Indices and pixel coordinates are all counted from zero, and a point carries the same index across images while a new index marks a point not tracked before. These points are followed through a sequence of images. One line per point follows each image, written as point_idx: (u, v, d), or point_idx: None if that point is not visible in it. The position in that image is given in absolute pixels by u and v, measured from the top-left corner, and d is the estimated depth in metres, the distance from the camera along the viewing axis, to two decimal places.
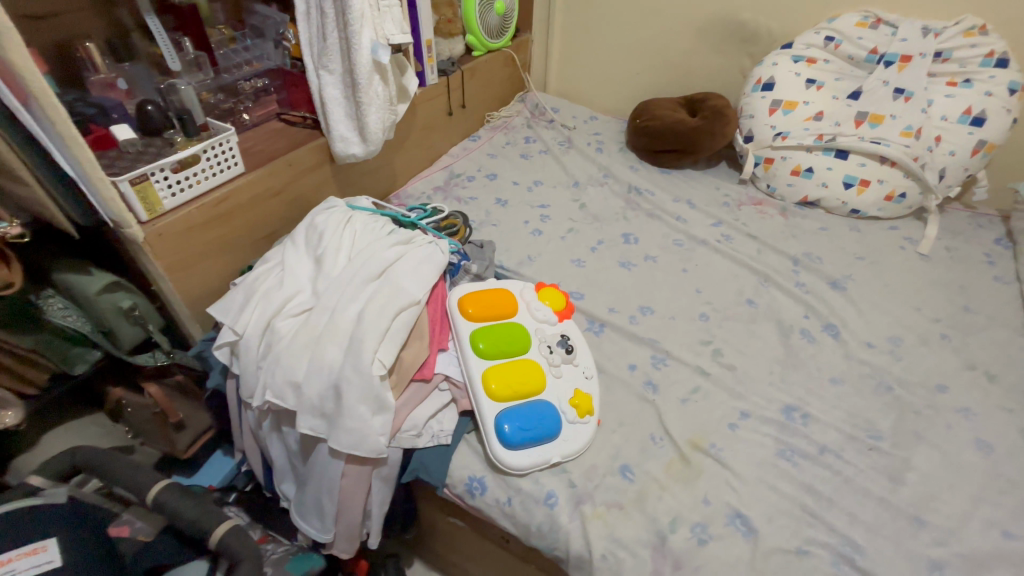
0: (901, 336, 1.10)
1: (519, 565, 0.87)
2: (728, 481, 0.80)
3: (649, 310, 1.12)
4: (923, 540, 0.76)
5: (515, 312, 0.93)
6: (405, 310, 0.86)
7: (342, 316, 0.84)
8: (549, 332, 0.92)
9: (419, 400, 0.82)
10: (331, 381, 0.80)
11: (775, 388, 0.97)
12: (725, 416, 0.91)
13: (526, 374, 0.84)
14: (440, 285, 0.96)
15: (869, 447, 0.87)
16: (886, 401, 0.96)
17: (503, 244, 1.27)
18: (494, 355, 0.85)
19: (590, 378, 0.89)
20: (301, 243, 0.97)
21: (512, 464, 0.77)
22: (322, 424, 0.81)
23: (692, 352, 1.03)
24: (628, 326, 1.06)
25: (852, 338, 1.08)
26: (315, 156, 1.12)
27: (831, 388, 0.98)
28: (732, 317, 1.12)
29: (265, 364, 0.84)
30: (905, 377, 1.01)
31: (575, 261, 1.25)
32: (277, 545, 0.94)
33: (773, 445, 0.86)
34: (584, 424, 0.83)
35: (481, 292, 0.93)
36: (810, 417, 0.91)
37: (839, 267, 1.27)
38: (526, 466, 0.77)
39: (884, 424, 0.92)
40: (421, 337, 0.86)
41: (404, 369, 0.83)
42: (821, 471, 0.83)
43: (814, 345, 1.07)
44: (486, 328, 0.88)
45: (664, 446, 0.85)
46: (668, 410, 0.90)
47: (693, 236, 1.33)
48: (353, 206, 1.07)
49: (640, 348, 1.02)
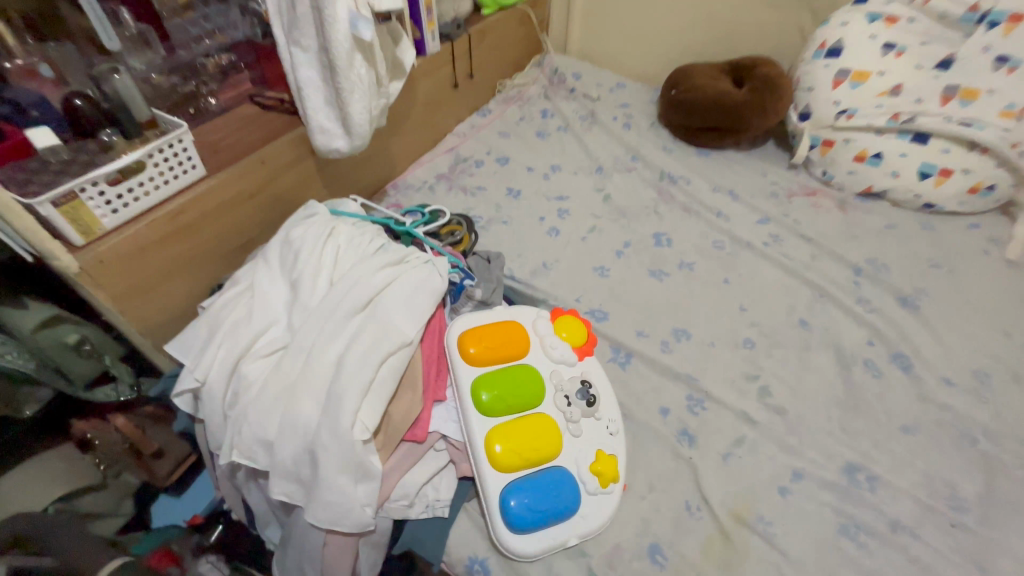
0: (986, 370, 0.92)
1: None
2: (779, 568, 0.67)
3: (684, 334, 0.96)
4: None
5: (527, 350, 0.78)
6: (394, 355, 0.72)
7: (319, 363, 0.71)
8: (567, 376, 0.77)
9: (411, 464, 0.70)
10: (306, 443, 0.68)
11: (835, 440, 0.81)
12: (776, 477, 0.76)
13: (537, 435, 0.70)
14: (438, 316, 0.80)
15: (951, 523, 0.73)
16: (971, 459, 0.80)
17: (515, 248, 1.11)
18: (500, 410, 0.71)
19: (615, 435, 0.75)
20: (274, 263, 0.82)
21: (519, 551, 0.64)
22: (298, 491, 0.69)
23: (735, 390, 0.87)
24: (659, 357, 0.90)
25: (927, 373, 0.91)
26: (293, 149, 0.95)
27: (902, 440, 0.82)
28: (784, 344, 0.95)
29: (231, 418, 0.71)
30: (993, 426, 0.84)
31: (598, 268, 1.08)
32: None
33: (834, 518, 0.72)
34: (608, 494, 0.70)
35: (486, 327, 0.78)
36: (878, 481, 0.77)
37: (910, 277, 1.08)
38: (536, 553, 0.65)
39: (968, 489, 0.77)
40: (413, 386, 0.73)
41: (391, 428, 0.69)
42: (893, 555, 0.69)
43: (881, 381, 0.90)
44: (491, 376, 0.74)
45: (702, 519, 0.71)
46: (707, 470, 0.76)
47: (736, 238, 1.14)
48: (337, 212, 0.92)
49: (673, 385, 0.87)
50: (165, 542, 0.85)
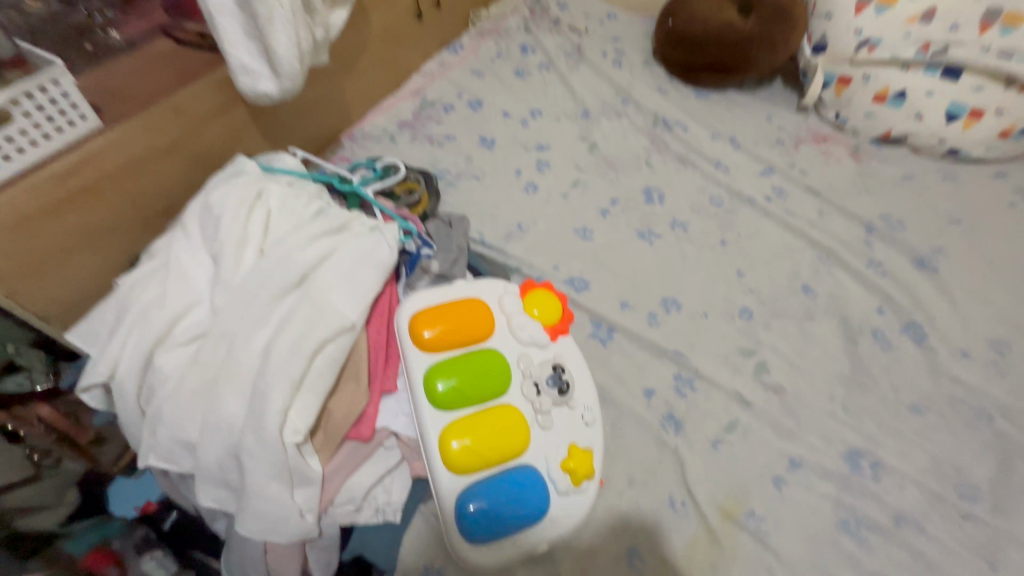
0: (1006, 340, 0.83)
1: None
2: (770, 570, 0.61)
3: (674, 304, 0.86)
4: None
5: (491, 331, 0.68)
6: (331, 341, 0.61)
7: (243, 354, 0.60)
8: (537, 360, 0.68)
9: (356, 466, 0.61)
10: (232, 446, 0.58)
11: (838, 422, 0.73)
12: (771, 466, 0.69)
13: (500, 431, 0.61)
14: (388, 293, 0.69)
15: (961, 515, 0.66)
16: (986, 440, 0.73)
17: (487, 208, 0.98)
18: (458, 403, 0.62)
19: (591, 426, 0.66)
20: (194, 233, 0.70)
21: (478, 562, 0.57)
22: (229, 497, 0.60)
23: (728, 369, 0.78)
24: (645, 332, 0.81)
25: (942, 345, 0.82)
26: (215, 94, 0.80)
27: (911, 420, 0.74)
28: (785, 314, 0.85)
29: (146, 417, 0.62)
30: (1011, 403, 0.76)
31: (580, 230, 0.95)
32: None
33: (832, 511, 0.65)
34: (580, 493, 0.62)
35: (444, 306, 0.67)
36: (883, 468, 0.69)
37: (927, 236, 0.97)
38: (497, 563, 0.58)
39: (981, 475, 0.69)
40: (357, 376, 0.64)
41: (332, 426, 0.61)
42: (894, 552, 0.63)
43: (891, 354, 0.81)
44: (448, 363, 0.64)
45: (687, 517, 0.64)
46: (694, 460, 0.68)
47: (736, 192, 1.02)
48: (272, 168, 0.79)
49: (660, 364, 0.78)
50: (105, 538, 0.78)
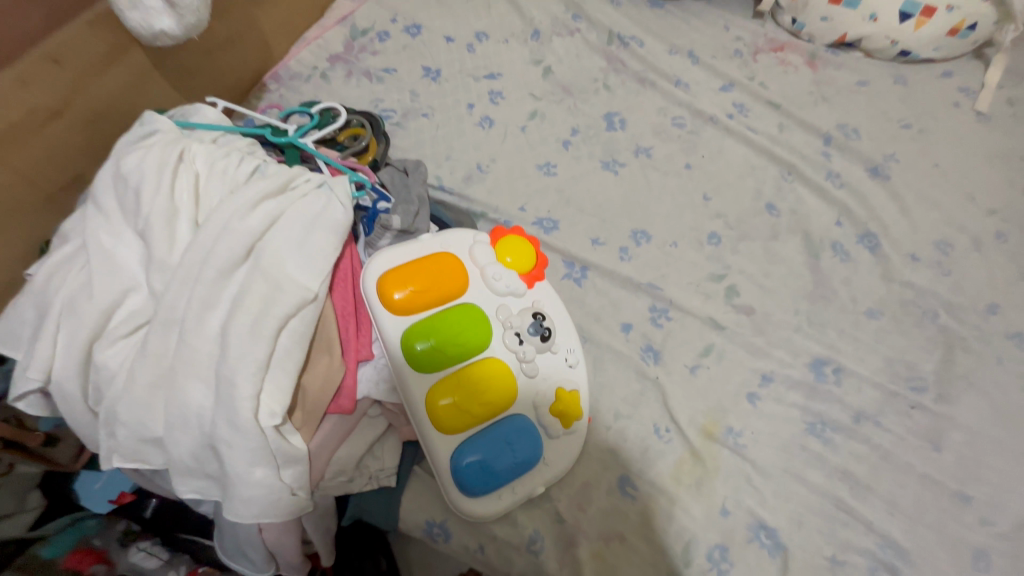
0: (949, 240, 0.88)
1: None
2: (749, 479, 0.65)
3: (644, 235, 0.85)
4: (965, 522, 0.64)
5: (466, 284, 0.65)
6: (294, 315, 0.57)
7: (197, 339, 0.54)
8: (515, 309, 0.66)
9: (342, 438, 0.59)
10: (204, 437, 0.54)
11: (802, 334, 0.77)
12: (744, 383, 0.72)
13: (487, 385, 0.60)
14: (348, 255, 0.64)
15: (911, 406, 0.72)
16: (931, 335, 0.79)
17: (441, 148, 0.90)
18: (440, 363, 0.60)
19: (575, 367, 0.66)
20: (110, 207, 0.61)
21: (479, 513, 0.58)
22: (212, 486, 0.57)
23: (700, 295, 0.79)
24: (617, 268, 0.80)
25: (893, 250, 0.86)
26: (100, 37, 0.66)
27: (867, 325, 0.79)
28: (750, 235, 0.86)
29: (100, 417, 0.56)
30: (952, 299, 0.82)
31: (543, 165, 0.91)
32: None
33: (801, 417, 0.70)
34: (571, 433, 0.63)
35: (412, 264, 0.63)
36: (844, 372, 0.74)
37: (880, 143, 0.98)
38: (498, 510, 0.59)
39: (927, 368, 0.76)
40: (328, 347, 0.59)
41: (310, 402, 0.57)
42: (856, 446, 0.68)
43: (848, 265, 0.84)
44: (425, 323, 0.61)
45: (671, 441, 0.67)
46: (674, 386, 0.71)
47: (698, 112, 0.99)
48: (189, 123, 0.69)
49: (635, 297, 0.78)
50: (85, 537, 0.74)
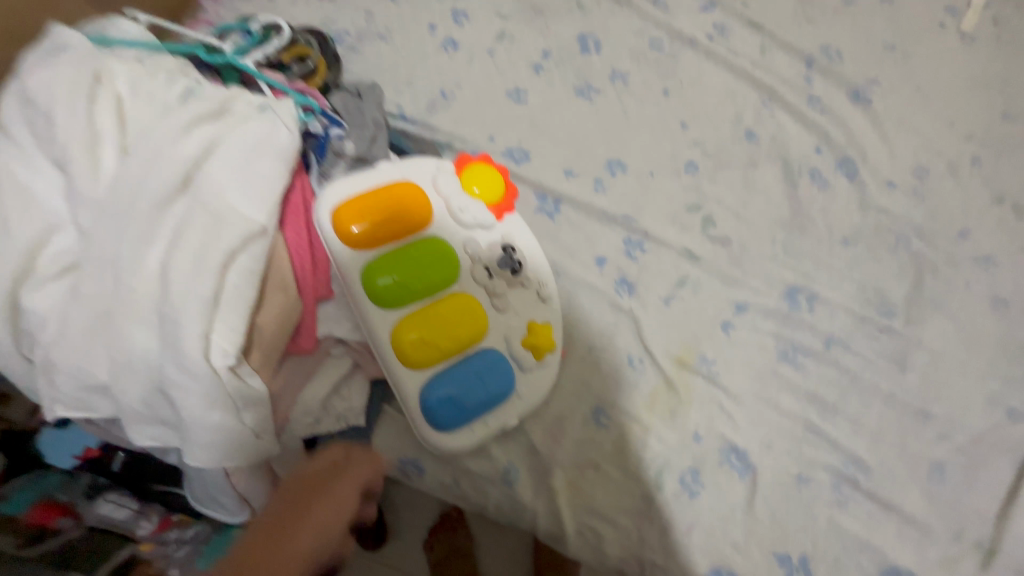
0: (926, 166, 0.87)
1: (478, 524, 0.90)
2: (721, 405, 0.65)
3: (619, 165, 0.81)
4: (926, 437, 0.66)
5: (430, 216, 0.61)
6: (242, 251, 0.52)
7: (134, 278, 0.50)
8: (484, 242, 0.62)
9: (306, 379, 0.58)
10: (154, 382, 0.51)
11: (777, 263, 0.76)
12: (719, 313, 0.71)
13: (456, 320, 0.58)
14: (299, 187, 0.59)
15: (880, 330, 0.72)
16: (903, 261, 0.78)
17: (402, 74, 0.83)
18: (405, 299, 0.57)
19: (548, 301, 0.63)
20: (22, 135, 0.54)
21: (452, 447, 0.57)
22: (170, 433, 0.54)
23: (676, 226, 0.77)
24: (592, 200, 0.76)
25: (870, 177, 0.84)
26: None
27: (841, 253, 0.78)
28: (728, 165, 0.83)
29: (36, 365, 0.52)
30: (926, 225, 0.81)
31: (513, 92, 0.84)
32: (181, 532, 0.73)
33: (774, 345, 0.70)
34: (544, 366, 0.62)
35: (371, 194, 0.58)
36: (817, 300, 0.74)
37: (863, 66, 0.94)
38: (471, 445, 0.58)
39: (897, 293, 0.76)
40: (283, 284, 0.55)
41: (266, 342, 0.53)
42: (825, 370, 0.69)
43: (826, 193, 0.83)
44: (387, 258, 0.57)
45: (645, 371, 0.66)
46: (649, 318, 0.70)
47: (677, 34, 0.92)
48: (108, 40, 0.60)
49: (610, 230, 0.75)
50: (46, 492, 0.72)
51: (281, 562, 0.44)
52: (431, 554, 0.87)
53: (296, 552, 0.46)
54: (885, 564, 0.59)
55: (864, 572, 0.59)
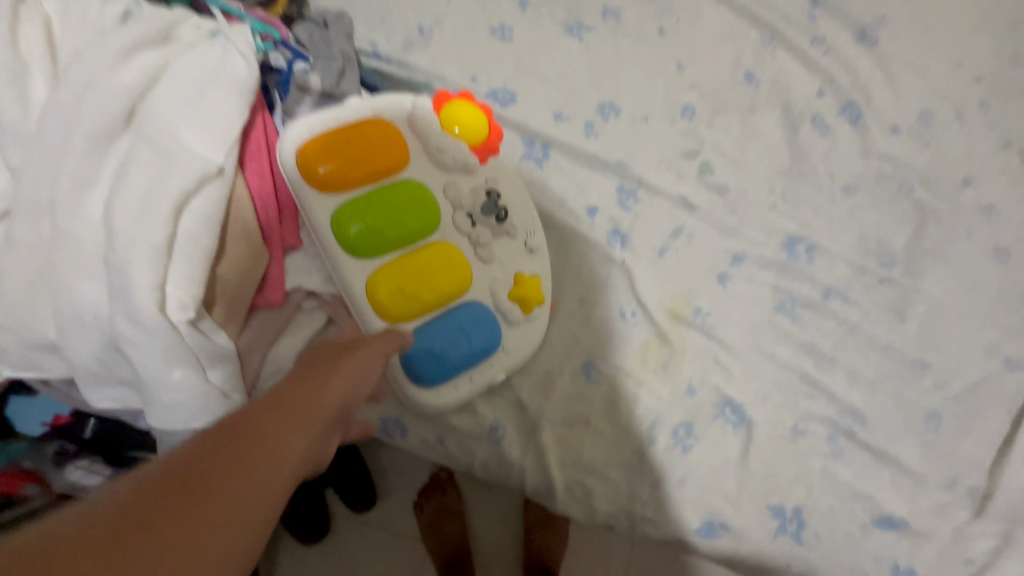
0: (932, 111, 0.82)
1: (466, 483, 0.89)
2: (715, 358, 0.63)
3: (612, 109, 0.75)
4: (923, 387, 0.64)
5: (407, 158, 0.56)
6: (197, 193, 0.47)
7: (75, 224, 0.45)
8: (466, 188, 0.58)
9: (277, 333, 0.54)
10: (106, 339, 0.47)
11: (776, 212, 0.73)
12: (715, 265, 0.68)
13: (438, 271, 0.54)
14: (260, 126, 0.53)
15: (879, 280, 0.70)
16: (905, 209, 0.75)
17: (375, 9, 0.76)
18: (380, 247, 0.53)
19: (536, 252, 0.60)
20: None
21: (435, 404, 0.55)
22: (130, 394, 0.50)
23: (671, 173, 0.73)
24: (582, 145, 0.71)
25: (874, 122, 0.80)
26: None
27: (842, 201, 0.75)
28: (727, 108, 0.78)
29: None
30: (930, 171, 0.78)
31: (497, 29, 0.78)
32: None
33: (771, 296, 0.67)
34: (532, 321, 0.59)
35: (340, 132, 0.53)
36: (816, 250, 0.71)
37: (870, 3, 0.88)
38: (455, 402, 0.55)
39: (898, 243, 0.73)
40: (245, 232, 0.50)
41: (230, 295, 0.49)
42: (823, 321, 0.67)
43: (828, 138, 0.78)
44: (360, 202, 0.53)
45: (638, 325, 0.63)
46: (642, 270, 0.66)
47: None
48: None
49: (602, 178, 0.71)
50: (11, 460, 0.62)
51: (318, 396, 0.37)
52: (421, 515, 0.85)
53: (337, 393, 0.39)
54: (878, 513, 0.58)
55: (856, 521, 0.58)
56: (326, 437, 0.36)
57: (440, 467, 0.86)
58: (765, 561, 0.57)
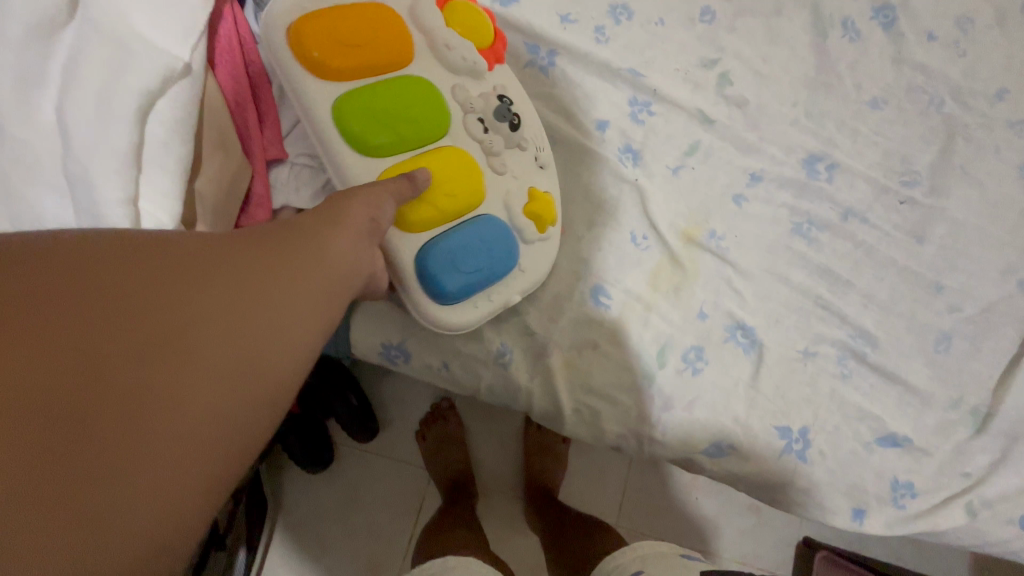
0: (972, 14, 0.75)
1: (470, 411, 0.91)
2: (729, 282, 0.61)
3: (625, 10, 0.68)
4: (936, 309, 0.63)
5: (411, 55, 0.50)
6: (163, 96, 0.42)
7: (28, 132, 0.40)
8: (476, 92, 0.53)
9: None
10: None
11: (798, 128, 0.68)
12: (731, 184, 0.64)
13: (452, 177, 0.50)
14: (228, 19, 0.48)
15: (901, 201, 0.66)
16: (933, 124, 0.70)
17: None
18: (387, 144, 0.48)
19: (547, 169, 0.56)
20: None
21: (451, 321, 0.51)
22: None
23: (687, 85, 0.67)
24: (592, 52, 0.65)
25: (909, 27, 0.73)
26: None
27: (867, 116, 0.69)
28: (750, 10, 0.71)
29: None
30: (963, 83, 0.72)
31: None
32: None
33: (788, 217, 0.64)
34: (546, 241, 0.55)
35: (337, 16, 0.48)
36: (838, 168, 0.66)
37: None
38: (471, 320, 0.52)
39: (923, 161, 0.69)
40: (223, 142, 0.46)
41: (212, 212, 0.45)
42: (840, 244, 0.64)
43: (858, 46, 0.72)
44: (362, 94, 0.47)
45: (648, 248, 0.60)
46: (654, 190, 0.62)
47: None
48: None
49: (613, 89, 0.65)
50: None
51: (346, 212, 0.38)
52: (424, 444, 0.86)
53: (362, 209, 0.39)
54: (882, 431, 0.59)
55: (860, 440, 0.58)
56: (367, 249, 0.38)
57: (441, 397, 0.88)
58: (769, 477, 0.58)
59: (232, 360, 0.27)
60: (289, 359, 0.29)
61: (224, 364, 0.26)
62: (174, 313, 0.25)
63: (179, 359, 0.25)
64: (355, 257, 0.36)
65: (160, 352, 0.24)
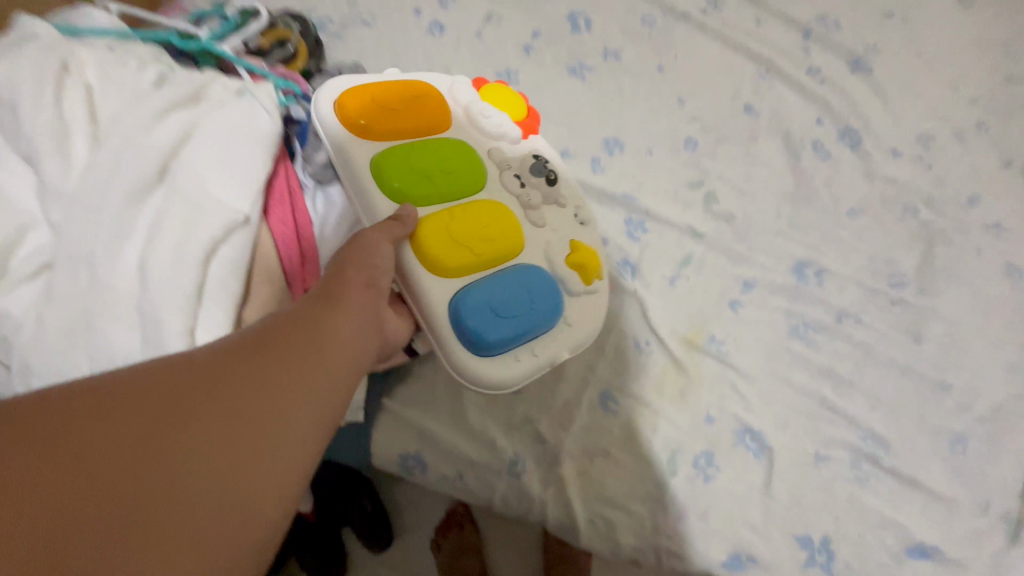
0: (931, 132, 0.84)
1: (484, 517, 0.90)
2: (733, 385, 0.63)
3: (617, 144, 0.78)
4: (946, 409, 0.64)
5: (447, 128, 0.60)
6: (224, 243, 0.50)
7: (112, 277, 0.47)
8: (515, 156, 0.61)
9: None
10: None
11: (785, 239, 0.74)
12: (725, 291, 0.69)
13: (490, 223, 0.55)
14: (283, 174, 0.58)
15: (892, 303, 0.70)
16: (912, 230, 0.76)
17: (386, 58, 0.81)
18: (425, 197, 0.54)
19: (587, 224, 0.62)
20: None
21: (489, 368, 0.51)
22: None
23: (678, 203, 0.74)
24: (590, 180, 0.74)
25: (874, 146, 0.82)
26: None
27: (848, 224, 0.76)
28: (728, 138, 0.81)
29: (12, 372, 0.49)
30: (934, 192, 0.79)
31: (503, 74, 0.82)
32: None
33: (784, 321, 0.68)
34: (592, 292, 0.59)
35: (382, 89, 0.58)
36: (826, 274, 0.71)
37: (863, 32, 0.91)
38: (509, 368, 0.52)
39: (908, 264, 0.73)
40: (269, 275, 0.54)
41: None
42: (840, 345, 0.67)
43: (830, 164, 0.80)
44: (406, 153, 0.55)
45: (652, 353, 0.64)
46: (654, 299, 0.67)
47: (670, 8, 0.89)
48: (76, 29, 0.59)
49: (611, 210, 0.73)
50: None
51: (345, 293, 0.40)
52: (439, 554, 0.84)
53: (359, 287, 0.41)
54: (910, 541, 0.57)
55: (888, 551, 0.57)
56: (367, 325, 0.40)
57: (457, 502, 0.86)
58: None
59: (235, 476, 0.27)
60: (286, 461, 0.29)
61: (225, 477, 0.26)
62: (178, 437, 0.26)
63: (183, 483, 0.25)
64: (355, 336, 0.38)
65: (163, 477, 0.25)
